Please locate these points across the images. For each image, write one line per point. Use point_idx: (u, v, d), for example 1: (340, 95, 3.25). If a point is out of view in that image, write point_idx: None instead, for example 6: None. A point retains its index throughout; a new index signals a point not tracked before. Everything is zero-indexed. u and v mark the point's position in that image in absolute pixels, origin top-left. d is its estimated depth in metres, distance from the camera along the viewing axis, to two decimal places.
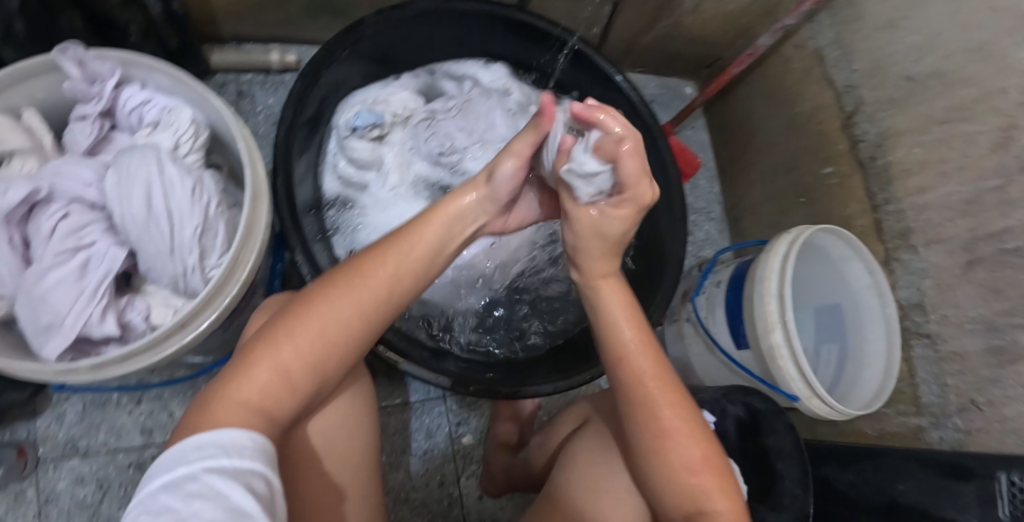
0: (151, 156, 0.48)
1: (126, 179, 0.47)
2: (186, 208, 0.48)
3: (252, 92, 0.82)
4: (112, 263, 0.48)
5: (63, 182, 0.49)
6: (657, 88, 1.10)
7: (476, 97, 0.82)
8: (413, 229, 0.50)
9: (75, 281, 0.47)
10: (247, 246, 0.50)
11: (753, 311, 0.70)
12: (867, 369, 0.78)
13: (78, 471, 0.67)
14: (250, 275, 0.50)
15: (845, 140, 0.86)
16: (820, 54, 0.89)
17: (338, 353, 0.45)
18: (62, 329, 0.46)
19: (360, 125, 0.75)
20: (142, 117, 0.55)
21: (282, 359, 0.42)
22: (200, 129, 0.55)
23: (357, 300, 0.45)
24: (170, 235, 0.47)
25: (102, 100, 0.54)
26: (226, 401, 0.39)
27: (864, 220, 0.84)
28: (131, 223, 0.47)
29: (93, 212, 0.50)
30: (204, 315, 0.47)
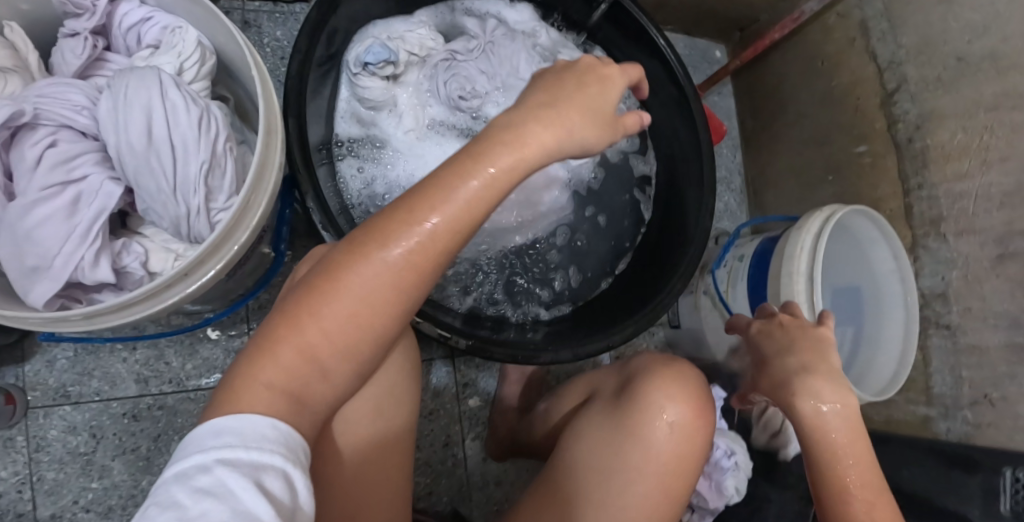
0: (151, 78, 0.42)
1: (123, 104, 0.41)
2: (192, 141, 0.42)
3: (258, 22, 0.76)
4: (106, 201, 0.43)
5: (50, 106, 0.44)
6: (685, 49, 1.05)
7: (502, 42, 0.76)
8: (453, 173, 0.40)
9: (65, 219, 0.42)
10: (259, 189, 0.45)
11: (778, 290, 0.69)
12: (883, 353, 0.77)
13: (70, 420, 0.66)
14: (263, 218, 0.46)
15: (883, 118, 0.82)
16: (865, 25, 0.83)
17: (370, 328, 0.39)
18: (51, 272, 0.41)
19: (372, 61, 0.66)
20: (141, 36, 0.49)
21: (306, 339, 0.38)
22: (207, 54, 0.48)
23: (393, 273, 0.39)
24: (173, 173, 0.42)
25: (95, 15, 0.48)
26: (248, 382, 0.36)
27: (893, 203, 0.81)
28: (129, 155, 0.41)
29: (85, 140, 0.45)
30: (209, 264, 0.43)
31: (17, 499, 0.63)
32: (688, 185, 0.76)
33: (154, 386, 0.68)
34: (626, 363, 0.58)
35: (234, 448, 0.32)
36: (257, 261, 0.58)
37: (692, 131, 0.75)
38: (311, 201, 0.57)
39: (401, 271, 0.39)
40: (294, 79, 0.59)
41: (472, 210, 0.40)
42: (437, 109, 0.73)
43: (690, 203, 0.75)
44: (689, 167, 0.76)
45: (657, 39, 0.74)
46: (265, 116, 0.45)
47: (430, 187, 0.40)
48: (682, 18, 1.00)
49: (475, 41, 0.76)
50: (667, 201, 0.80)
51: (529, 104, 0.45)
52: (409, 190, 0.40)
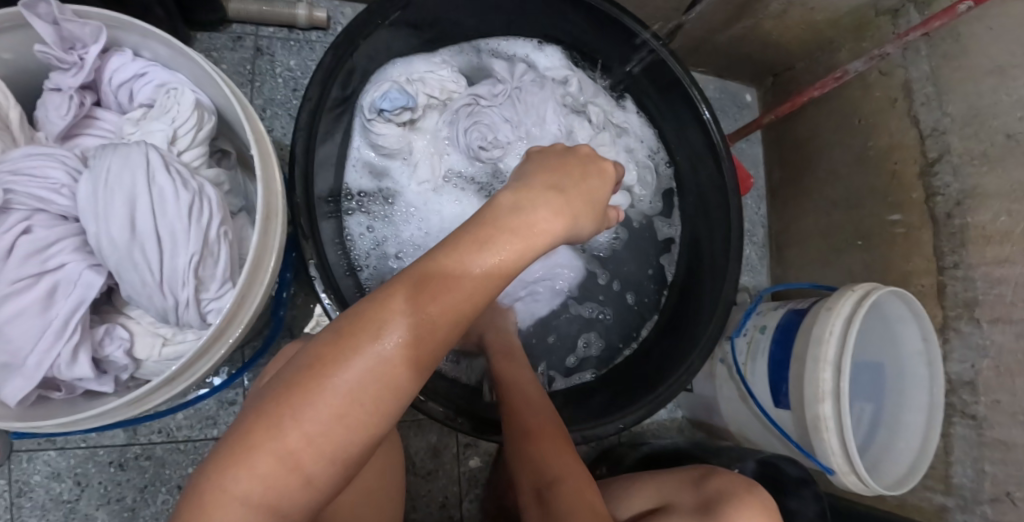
0: (139, 160, 0.38)
1: (105, 191, 0.38)
2: (182, 231, 0.38)
3: (272, 49, 0.72)
4: (85, 291, 0.40)
5: (26, 184, 0.41)
6: (715, 91, 1.01)
7: (529, 92, 0.73)
8: (467, 249, 0.36)
9: (40, 314, 0.39)
10: (254, 282, 0.41)
11: (803, 374, 0.65)
12: (903, 438, 0.74)
13: (54, 466, 0.63)
14: (256, 313, 0.42)
15: (920, 188, 0.78)
16: (908, 86, 0.79)
17: (365, 426, 0.32)
18: (22, 370, 0.38)
19: (387, 108, 0.63)
20: (133, 94, 0.45)
21: (288, 444, 0.31)
22: (205, 118, 0.43)
23: (393, 360, 0.33)
24: (159, 266, 0.38)
25: (81, 71, 0.43)
26: (219, 494, 0.30)
27: (925, 279, 0.78)
28: (110, 248, 0.37)
29: (63, 223, 0.42)
30: (198, 365, 0.40)
31: None
32: (714, 254, 0.72)
33: (143, 435, 0.65)
34: (704, 476, 0.55)
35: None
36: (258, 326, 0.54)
37: (721, 193, 0.71)
38: (314, 269, 0.52)
39: (403, 359, 0.33)
40: (304, 129, 0.54)
41: (481, 285, 0.36)
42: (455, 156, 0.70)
43: (712, 273, 0.72)
44: (714, 233, 0.73)
45: (701, 110, 0.71)
46: (266, 202, 0.42)
47: (436, 268, 0.35)
48: (715, 60, 0.96)
49: (502, 89, 0.73)
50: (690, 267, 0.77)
51: (531, 183, 0.43)
52: (416, 262, 0.36)
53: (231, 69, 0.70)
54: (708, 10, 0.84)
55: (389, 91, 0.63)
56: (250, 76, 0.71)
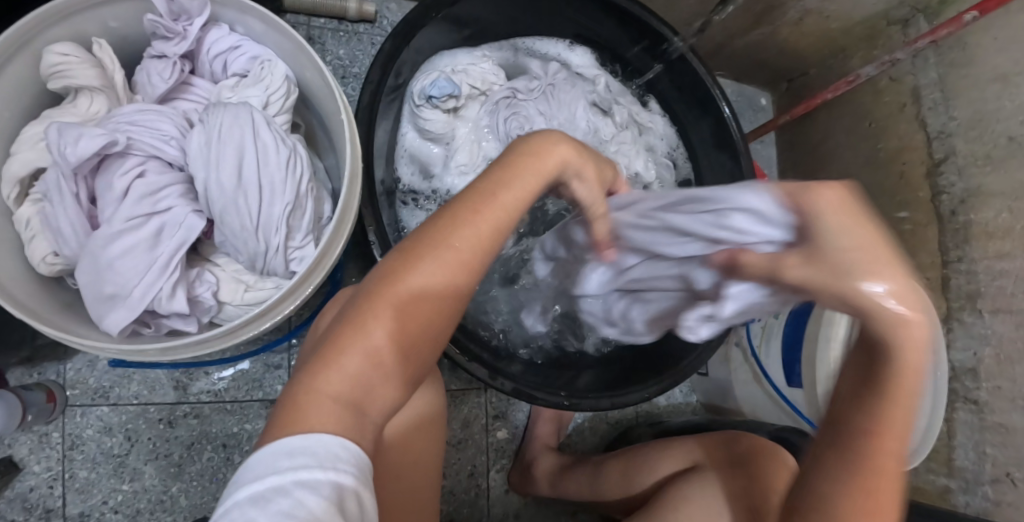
0: (246, 117, 0.43)
1: (215, 142, 0.42)
2: (280, 181, 0.42)
3: (323, 39, 0.77)
4: (188, 233, 0.44)
5: (141, 135, 0.45)
6: (732, 94, 1.06)
7: (562, 86, 0.78)
8: (496, 180, 0.39)
9: (148, 250, 0.43)
10: (338, 232, 0.45)
11: (814, 354, 0.69)
12: None
13: (105, 421, 0.66)
14: (336, 262, 0.46)
15: (928, 188, 0.83)
16: (917, 92, 0.83)
17: (414, 336, 0.37)
18: (127, 301, 0.42)
19: (435, 94, 0.67)
20: (227, 64, 0.49)
21: (370, 347, 0.36)
22: (292, 88, 0.47)
23: (444, 275, 0.37)
24: (258, 212, 0.42)
25: (186, 41, 0.48)
26: (312, 395, 0.34)
27: (931, 272, 0.82)
28: (218, 193, 0.42)
29: (170, 171, 0.46)
30: (283, 306, 0.43)
31: (47, 495, 0.64)
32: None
33: (192, 395, 0.69)
34: (736, 438, 0.59)
35: (311, 471, 0.30)
36: None
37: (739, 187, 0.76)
38: (371, 234, 0.56)
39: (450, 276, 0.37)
40: (364, 110, 0.60)
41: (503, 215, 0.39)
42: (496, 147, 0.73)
43: None
44: None
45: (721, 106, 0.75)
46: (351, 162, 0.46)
47: (453, 203, 0.39)
48: (733, 65, 1.01)
49: (536, 83, 0.77)
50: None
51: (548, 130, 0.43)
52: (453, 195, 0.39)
53: None
54: (729, 16, 0.89)
55: (437, 78, 0.68)
56: None
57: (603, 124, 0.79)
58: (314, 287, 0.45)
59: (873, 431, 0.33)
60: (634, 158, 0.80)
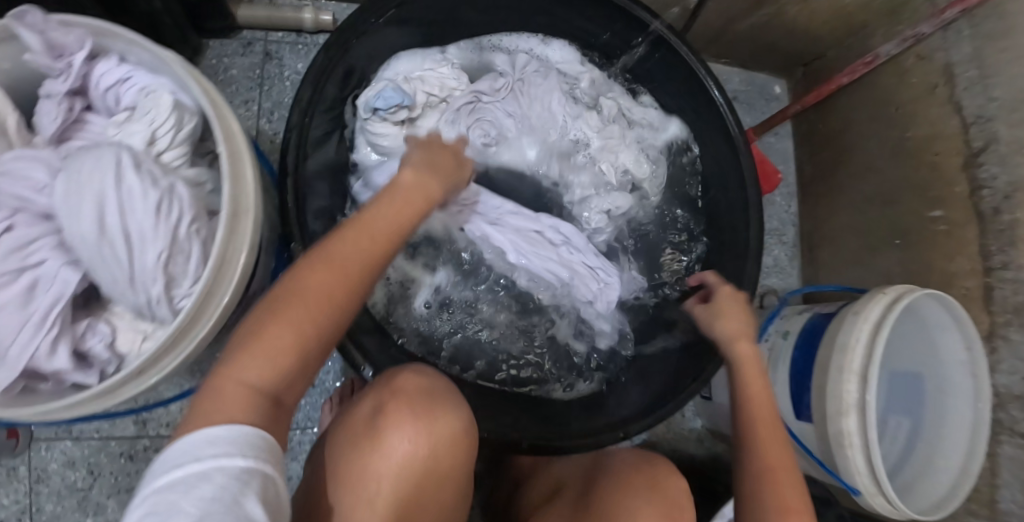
0: (108, 160, 0.37)
1: (74, 189, 0.37)
2: (149, 229, 0.37)
3: (280, 54, 0.74)
4: (63, 287, 0.42)
5: (4, 184, 0.42)
6: (741, 84, 0.96)
7: (535, 81, 0.72)
8: (378, 204, 0.45)
9: (19, 309, 0.41)
10: (220, 281, 0.39)
11: (825, 385, 0.60)
12: (941, 457, 0.67)
13: (69, 454, 0.67)
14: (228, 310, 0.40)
15: (965, 182, 0.70)
16: (950, 70, 0.71)
17: (313, 339, 0.39)
18: (5, 363, 0.40)
19: (382, 106, 0.62)
20: (116, 95, 0.44)
21: (277, 346, 0.38)
22: (186, 118, 0.42)
23: (331, 285, 0.40)
24: (130, 264, 0.38)
25: (69, 76, 0.44)
26: (226, 383, 0.36)
27: (970, 281, 0.70)
28: (81, 245, 0.37)
29: (43, 221, 0.43)
30: (166, 361, 0.39)
31: None
32: (732, 245, 0.70)
33: (152, 429, 0.68)
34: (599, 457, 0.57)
35: (212, 458, 0.32)
36: None
37: (738, 185, 0.69)
38: None
39: (335, 287, 0.40)
40: (296, 128, 0.54)
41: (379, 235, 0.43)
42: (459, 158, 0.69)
43: (731, 270, 0.69)
44: (730, 226, 0.70)
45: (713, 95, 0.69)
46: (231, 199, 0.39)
47: (364, 217, 0.44)
48: (739, 51, 0.92)
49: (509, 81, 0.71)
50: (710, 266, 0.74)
51: (409, 163, 0.50)
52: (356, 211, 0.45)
53: (241, 73, 0.72)
54: None
55: (382, 90, 0.63)
56: (259, 80, 0.73)
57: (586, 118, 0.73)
58: (202, 339, 0.40)
59: (761, 414, 0.52)
60: (620, 154, 0.73)
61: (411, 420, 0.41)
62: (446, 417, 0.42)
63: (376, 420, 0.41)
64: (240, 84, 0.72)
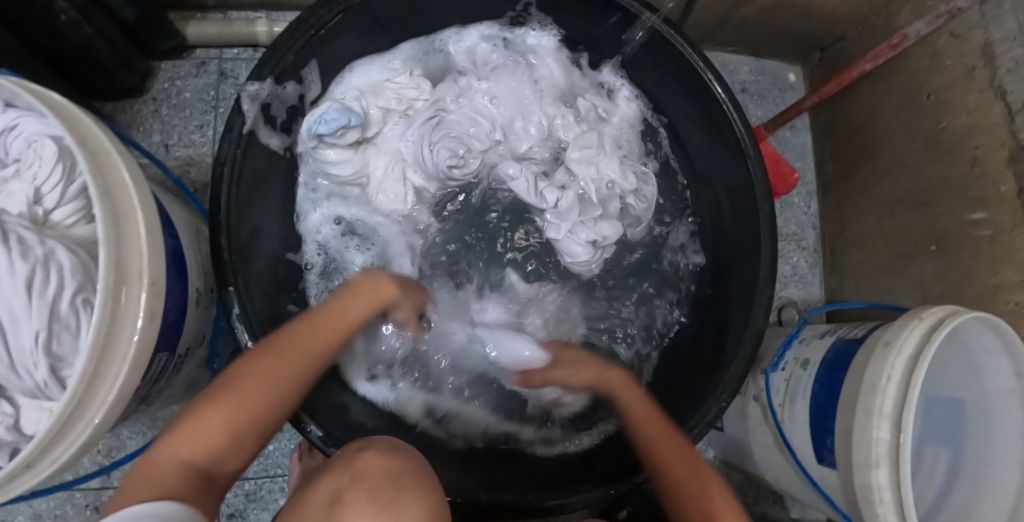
0: None
1: None
2: (20, 308, 0.33)
3: (236, 72, 0.68)
4: None
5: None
6: (750, 73, 0.87)
7: (507, 86, 0.67)
8: (335, 306, 0.51)
9: None
10: (110, 358, 0.34)
11: (852, 431, 0.52)
12: (989, 502, 0.58)
13: (35, 507, 0.63)
14: (125, 389, 0.36)
15: (1012, 180, 0.60)
16: (990, 49, 0.61)
17: (248, 422, 0.42)
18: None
19: (325, 133, 0.57)
20: (6, 148, 0.38)
21: (213, 424, 0.41)
22: (74, 170, 0.38)
23: (272, 380, 0.44)
24: (6, 346, 0.33)
25: None
26: (157, 460, 0.38)
27: (1020, 295, 0.59)
28: None
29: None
30: (59, 450, 0.34)
31: None
32: (738, 261, 0.62)
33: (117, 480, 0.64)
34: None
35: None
36: (190, 380, 0.50)
37: (744, 193, 0.60)
38: (237, 321, 0.48)
39: (277, 380, 0.44)
40: (229, 164, 0.49)
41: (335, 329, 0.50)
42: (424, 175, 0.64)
43: (739, 291, 0.61)
44: (739, 237, 0.62)
45: (715, 90, 0.59)
46: (116, 266, 0.34)
47: (308, 325, 0.49)
48: (746, 38, 0.83)
49: (479, 86, 0.67)
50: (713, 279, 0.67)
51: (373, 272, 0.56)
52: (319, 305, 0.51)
53: (195, 96, 0.67)
54: None
55: (324, 111, 0.57)
56: (213, 103, 0.67)
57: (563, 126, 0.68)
58: (98, 424, 0.35)
59: (665, 448, 0.50)
60: (603, 165, 0.67)
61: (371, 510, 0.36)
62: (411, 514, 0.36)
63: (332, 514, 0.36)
64: (193, 107, 0.67)
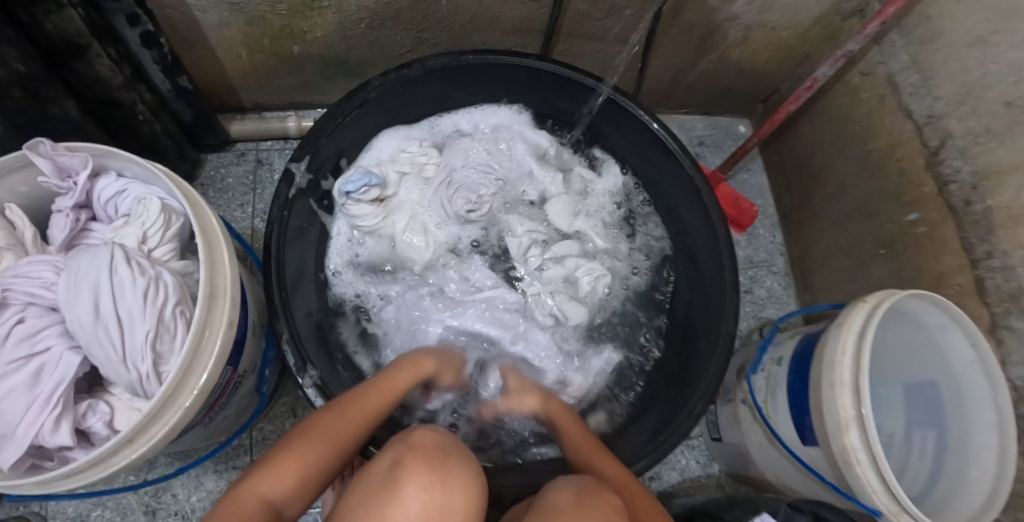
0: (103, 256, 0.42)
1: (77, 281, 0.42)
2: (136, 310, 0.42)
3: (270, 160, 0.82)
4: (66, 370, 0.42)
5: (21, 283, 0.43)
6: (705, 128, 1.01)
7: (496, 141, 0.80)
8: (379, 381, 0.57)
9: (27, 391, 0.41)
10: (201, 354, 0.44)
11: (822, 402, 0.59)
12: (975, 465, 0.63)
13: None
14: (208, 383, 0.44)
15: (932, 181, 0.71)
16: (893, 80, 0.76)
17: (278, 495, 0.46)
18: (14, 440, 0.41)
19: (353, 189, 0.68)
20: (117, 208, 0.49)
21: (280, 479, 0.46)
22: (172, 219, 0.48)
23: (307, 460, 0.48)
24: (121, 341, 0.42)
25: (74, 194, 0.48)
26: (245, 496, 0.44)
27: (961, 277, 0.69)
28: (78, 330, 0.41)
29: (52, 314, 0.44)
30: (154, 429, 0.42)
31: None
32: (704, 278, 0.73)
33: (160, 519, 0.68)
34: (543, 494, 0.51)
35: None
36: (242, 403, 0.58)
37: (706, 221, 0.71)
38: (287, 344, 0.57)
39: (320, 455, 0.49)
40: (275, 223, 0.60)
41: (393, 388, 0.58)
42: (444, 224, 0.76)
43: (712, 306, 0.70)
44: (705, 265, 0.73)
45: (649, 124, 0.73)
46: (207, 286, 0.44)
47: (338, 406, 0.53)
48: (695, 100, 0.97)
49: (474, 143, 0.79)
50: (685, 332, 0.75)
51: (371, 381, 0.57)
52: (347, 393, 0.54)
53: (237, 181, 0.80)
54: (667, 54, 0.86)
55: (351, 174, 0.69)
56: (252, 185, 0.81)
57: (552, 183, 0.80)
58: (189, 408, 0.43)
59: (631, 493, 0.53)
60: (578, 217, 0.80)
61: (427, 475, 0.44)
62: (460, 491, 0.44)
63: (392, 475, 0.44)
64: (235, 190, 0.80)
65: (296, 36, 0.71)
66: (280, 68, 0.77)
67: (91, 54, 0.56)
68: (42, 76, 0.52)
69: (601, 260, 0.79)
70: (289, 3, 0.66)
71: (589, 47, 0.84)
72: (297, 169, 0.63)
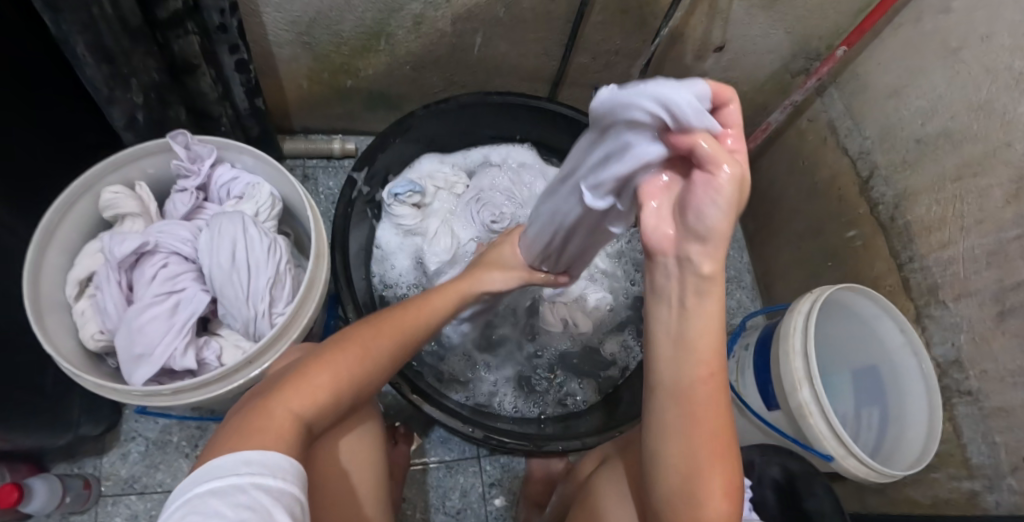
0: (237, 220, 0.57)
1: (216, 237, 0.57)
2: (262, 262, 0.57)
3: (316, 175, 0.95)
4: (197, 306, 0.56)
5: (166, 238, 0.58)
6: None
7: (521, 174, 0.92)
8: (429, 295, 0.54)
9: (167, 319, 0.55)
10: (306, 302, 0.57)
11: (780, 370, 0.73)
12: (910, 428, 0.76)
13: (134, 508, 0.74)
14: (310, 321, 0.58)
15: (865, 203, 0.89)
16: (832, 125, 0.95)
17: (321, 406, 0.43)
18: (151, 359, 0.53)
19: (401, 192, 0.83)
20: (230, 191, 0.63)
21: (327, 379, 0.44)
22: (277, 201, 0.62)
23: (358, 362, 0.46)
24: (247, 285, 0.56)
25: (200, 176, 0.62)
26: (281, 408, 0.41)
27: (891, 279, 0.85)
28: (217, 274, 0.56)
29: (186, 263, 0.58)
30: (267, 355, 0.55)
31: None
32: None
33: None
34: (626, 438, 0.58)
35: (256, 477, 0.34)
36: None
37: None
38: (350, 312, 0.70)
39: (370, 363, 0.47)
40: (340, 220, 0.74)
41: (436, 311, 0.53)
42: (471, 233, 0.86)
43: None
44: None
45: None
46: (315, 246, 0.59)
47: (387, 315, 0.51)
48: None
49: (501, 173, 0.90)
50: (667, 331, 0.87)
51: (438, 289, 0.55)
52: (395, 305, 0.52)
53: None
54: None
55: (399, 181, 0.84)
56: None
57: None
58: (294, 341, 0.56)
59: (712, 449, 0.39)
60: None
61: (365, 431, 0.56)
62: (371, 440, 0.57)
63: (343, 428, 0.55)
64: None
65: (352, 72, 0.87)
66: (334, 99, 0.92)
67: (199, 73, 0.70)
68: (167, 87, 0.67)
69: (602, 283, 0.90)
70: (351, 45, 0.81)
71: (588, 94, 1.01)
72: (357, 176, 0.78)
